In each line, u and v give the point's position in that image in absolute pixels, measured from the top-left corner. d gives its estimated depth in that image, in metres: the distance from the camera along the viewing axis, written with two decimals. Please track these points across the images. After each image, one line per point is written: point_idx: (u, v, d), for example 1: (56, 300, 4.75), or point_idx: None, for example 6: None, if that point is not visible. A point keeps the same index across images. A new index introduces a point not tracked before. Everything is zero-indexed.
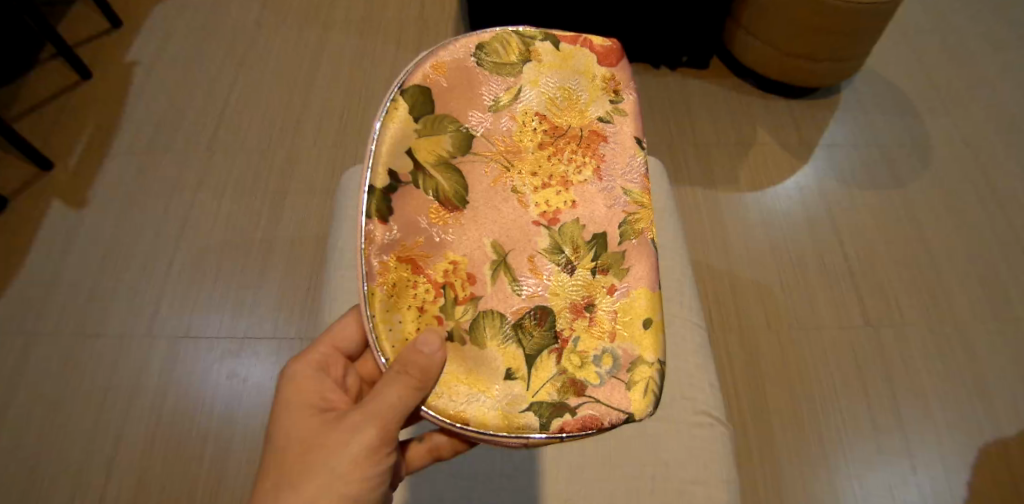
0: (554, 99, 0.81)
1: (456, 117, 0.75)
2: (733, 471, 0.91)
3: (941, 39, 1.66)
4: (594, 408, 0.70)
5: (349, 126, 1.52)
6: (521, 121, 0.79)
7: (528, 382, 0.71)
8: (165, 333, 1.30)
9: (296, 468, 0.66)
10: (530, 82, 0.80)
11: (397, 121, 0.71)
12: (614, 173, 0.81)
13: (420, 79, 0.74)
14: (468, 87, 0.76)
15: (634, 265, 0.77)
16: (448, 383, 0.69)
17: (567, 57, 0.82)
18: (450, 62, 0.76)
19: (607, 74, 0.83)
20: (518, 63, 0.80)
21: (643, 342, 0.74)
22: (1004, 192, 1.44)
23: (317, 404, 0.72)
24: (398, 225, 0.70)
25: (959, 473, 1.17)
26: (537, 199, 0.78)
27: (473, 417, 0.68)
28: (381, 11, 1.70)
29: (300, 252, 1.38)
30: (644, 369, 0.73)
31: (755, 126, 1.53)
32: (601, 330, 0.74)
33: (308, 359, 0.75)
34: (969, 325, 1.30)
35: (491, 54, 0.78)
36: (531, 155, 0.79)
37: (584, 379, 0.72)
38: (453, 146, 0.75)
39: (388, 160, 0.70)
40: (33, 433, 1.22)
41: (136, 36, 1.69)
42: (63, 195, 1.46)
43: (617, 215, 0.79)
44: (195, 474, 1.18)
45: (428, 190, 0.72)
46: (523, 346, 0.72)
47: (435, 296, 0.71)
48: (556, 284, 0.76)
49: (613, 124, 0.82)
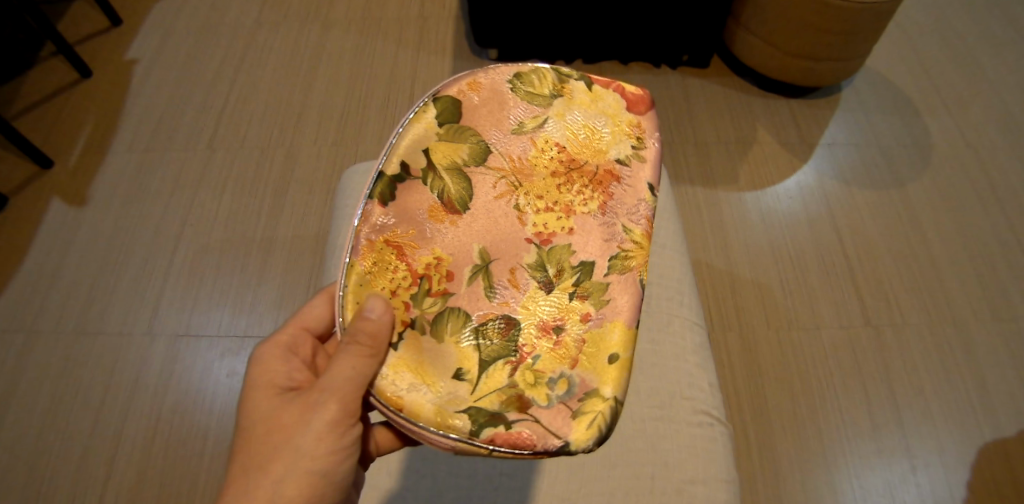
0: (576, 133, 0.81)
1: (480, 132, 0.78)
2: (733, 471, 0.91)
3: (942, 39, 1.66)
4: (531, 428, 0.69)
5: (348, 125, 1.51)
6: (539, 147, 0.79)
7: (474, 386, 0.70)
8: (164, 332, 1.30)
9: (262, 447, 0.70)
10: (556, 114, 0.81)
11: (423, 122, 0.76)
12: (619, 211, 0.79)
13: (455, 92, 0.78)
14: (495, 108, 0.79)
15: (615, 298, 0.76)
16: (395, 368, 0.69)
17: (597, 98, 0.83)
18: (485, 83, 0.79)
19: (634, 120, 0.83)
20: (549, 96, 0.82)
21: (606, 377, 0.72)
22: (1004, 191, 1.44)
23: (282, 382, 0.75)
24: (395, 211, 0.72)
25: (958, 472, 1.18)
26: (536, 219, 0.77)
27: (409, 405, 0.68)
28: (381, 9, 1.70)
29: (299, 250, 1.37)
30: (596, 402, 0.71)
31: (755, 125, 1.53)
32: (565, 354, 0.73)
33: (275, 340, 0.78)
34: (969, 324, 1.30)
35: (525, 83, 0.81)
36: (542, 180, 0.79)
37: (532, 398, 0.71)
38: (469, 156, 0.77)
39: (404, 154, 0.74)
40: (34, 431, 1.22)
41: (136, 35, 1.68)
42: (63, 194, 1.46)
43: (611, 248, 0.78)
44: (194, 474, 1.18)
45: (434, 190, 0.75)
46: (480, 351, 0.72)
47: (410, 284, 0.72)
48: (529, 298, 0.75)
49: (630, 168, 0.81)
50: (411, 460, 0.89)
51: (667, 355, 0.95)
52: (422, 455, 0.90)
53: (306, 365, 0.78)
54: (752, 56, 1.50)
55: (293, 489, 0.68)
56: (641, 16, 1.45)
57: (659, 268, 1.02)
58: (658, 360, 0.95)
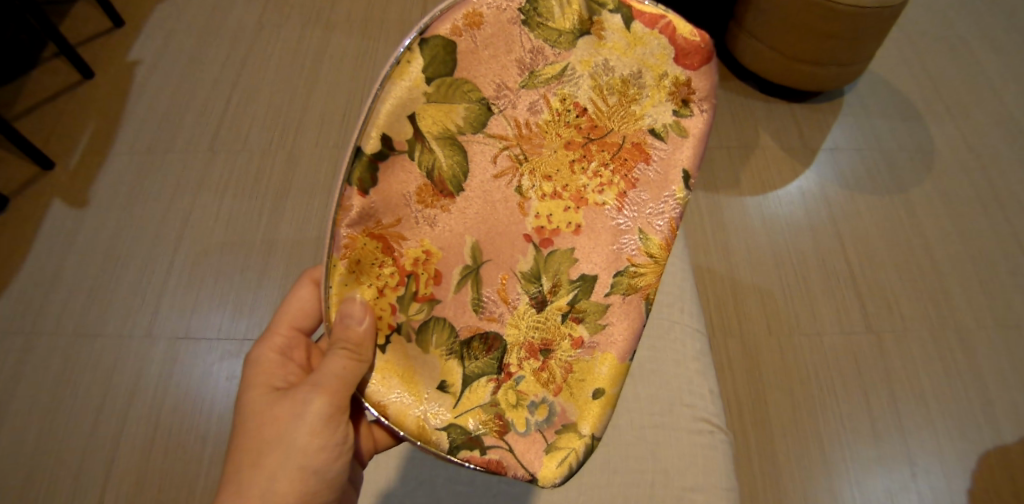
0: (604, 90, 0.76)
1: (478, 86, 0.72)
2: (733, 479, 0.90)
3: (945, 44, 1.65)
4: (505, 455, 0.72)
5: (350, 127, 1.51)
6: (557, 108, 0.76)
7: (457, 401, 0.72)
8: (164, 333, 1.30)
9: (253, 443, 0.71)
10: (582, 62, 0.75)
11: (408, 79, 0.68)
12: (639, 205, 0.79)
13: (449, 30, 0.69)
14: (502, 49, 0.72)
15: (611, 324, 0.77)
16: (383, 374, 0.71)
17: (636, 43, 0.75)
18: (489, 14, 0.70)
19: (681, 77, 0.77)
20: (574, 33, 0.74)
21: (587, 412, 0.75)
22: (1006, 197, 1.43)
23: (277, 383, 0.76)
24: (379, 197, 0.69)
25: (959, 479, 1.17)
26: (540, 208, 0.77)
27: (393, 413, 0.70)
28: (383, 11, 1.70)
29: (300, 252, 1.37)
30: (571, 438, 0.74)
31: (757, 130, 1.53)
32: (550, 378, 0.75)
33: (270, 343, 0.79)
34: (970, 330, 1.29)
35: (544, 15, 0.72)
36: (553, 154, 0.77)
37: (512, 421, 0.73)
38: (464, 120, 0.72)
39: (385, 125, 0.68)
40: (33, 432, 1.22)
41: (138, 36, 1.69)
42: (64, 195, 1.46)
43: (620, 260, 0.78)
44: (194, 476, 1.18)
45: (423, 165, 0.71)
46: (464, 366, 0.73)
47: (397, 284, 0.71)
48: (518, 314, 0.76)
49: (665, 142, 0.79)
50: (410, 466, 0.89)
51: (667, 362, 0.95)
52: (420, 462, 0.89)
53: (300, 367, 0.80)
54: (755, 59, 1.50)
55: (286, 485, 0.69)
56: None
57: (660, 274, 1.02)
58: (658, 366, 0.95)
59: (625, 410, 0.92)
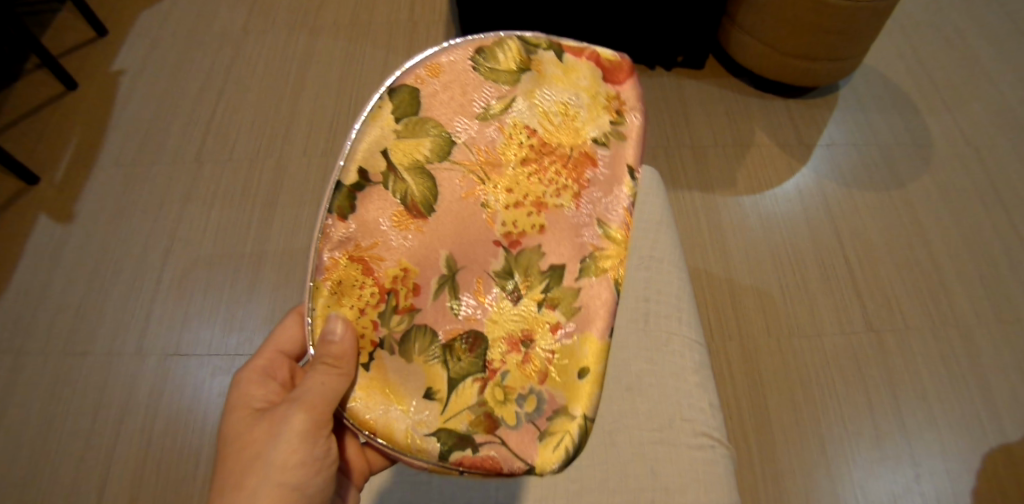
0: (549, 113, 0.77)
1: (440, 122, 0.74)
2: (733, 494, 0.89)
3: (939, 34, 1.64)
4: (497, 450, 0.68)
5: (339, 132, 1.49)
6: (510, 133, 0.75)
7: (444, 406, 0.68)
8: (154, 351, 1.28)
9: (236, 467, 0.69)
10: (525, 93, 0.77)
11: (380, 121, 0.72)
12: (594, 203, 0.76)
13: (412, 80, 0.74)
14: (458, 92, 0.75)
15: (587, 306, 0.73)
16: (366, 391, 0.68)
17: (569, 71, 0.79)
18: (446, 65, 0.75)
19: (612, 92, 0.79)
20: (517, 71, 0.77)
21: (576, 394, 0.71)
22: (1005, 189, 1.42)
23: (257, 404, 0.74)
24: (358, 223, 0.69)
25: (963, 480, 1.16)
26: (505, 218, 0.74)
27: (381, 428, 0.67)
28: (370, 14, 1.67)
29: (290, 264, 1.35)
30: (565, 422, 0.70)
31: (753, 127, 1.51)
32: (534, 369, 0.71)
33: (253, 366, 0.77)
34: (972, 325, 1.28)
35: (489, 60, 0.76)
36: (512, 170, 0.75)
37: (502, 417, 0.69)
38: (431, 151, 0.73)
39: (362, 160, 0.70)
40: (22, 455, 1.20)
41: (121, 45, 1.66)
42: (50, 210, 1.43)
43: (584, 249, 0.74)
44: (186, 496, 1.16)
45: (397, 194, 0.71)
46: (448, 368, 0.69)
47: (378, 301, 0.69)
48: (497, 311, 0.72)
49: (609, 148, 0.78)
50: (400, 489, 0.87)
51: (666, 374, 0.93)
52: (412, 483, 0.88)
53: (282, 385, 0.77)
54: (749, 57, 1.47)
55: None
56: (635, 15, 1.39)
57: (654, 283, 0.99)
58: (659, 380, 0.93)
59: (625, 427, 0.90)
